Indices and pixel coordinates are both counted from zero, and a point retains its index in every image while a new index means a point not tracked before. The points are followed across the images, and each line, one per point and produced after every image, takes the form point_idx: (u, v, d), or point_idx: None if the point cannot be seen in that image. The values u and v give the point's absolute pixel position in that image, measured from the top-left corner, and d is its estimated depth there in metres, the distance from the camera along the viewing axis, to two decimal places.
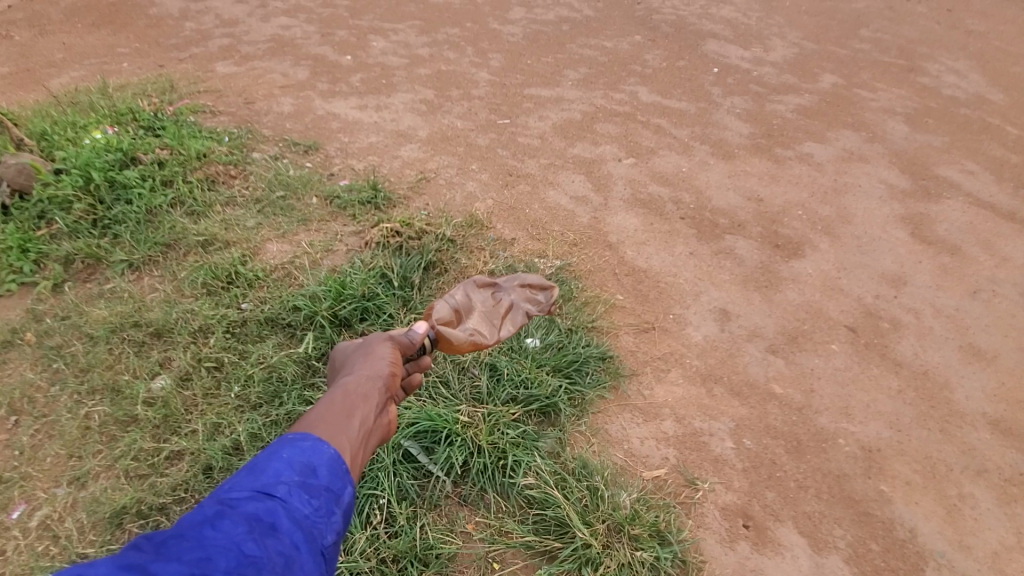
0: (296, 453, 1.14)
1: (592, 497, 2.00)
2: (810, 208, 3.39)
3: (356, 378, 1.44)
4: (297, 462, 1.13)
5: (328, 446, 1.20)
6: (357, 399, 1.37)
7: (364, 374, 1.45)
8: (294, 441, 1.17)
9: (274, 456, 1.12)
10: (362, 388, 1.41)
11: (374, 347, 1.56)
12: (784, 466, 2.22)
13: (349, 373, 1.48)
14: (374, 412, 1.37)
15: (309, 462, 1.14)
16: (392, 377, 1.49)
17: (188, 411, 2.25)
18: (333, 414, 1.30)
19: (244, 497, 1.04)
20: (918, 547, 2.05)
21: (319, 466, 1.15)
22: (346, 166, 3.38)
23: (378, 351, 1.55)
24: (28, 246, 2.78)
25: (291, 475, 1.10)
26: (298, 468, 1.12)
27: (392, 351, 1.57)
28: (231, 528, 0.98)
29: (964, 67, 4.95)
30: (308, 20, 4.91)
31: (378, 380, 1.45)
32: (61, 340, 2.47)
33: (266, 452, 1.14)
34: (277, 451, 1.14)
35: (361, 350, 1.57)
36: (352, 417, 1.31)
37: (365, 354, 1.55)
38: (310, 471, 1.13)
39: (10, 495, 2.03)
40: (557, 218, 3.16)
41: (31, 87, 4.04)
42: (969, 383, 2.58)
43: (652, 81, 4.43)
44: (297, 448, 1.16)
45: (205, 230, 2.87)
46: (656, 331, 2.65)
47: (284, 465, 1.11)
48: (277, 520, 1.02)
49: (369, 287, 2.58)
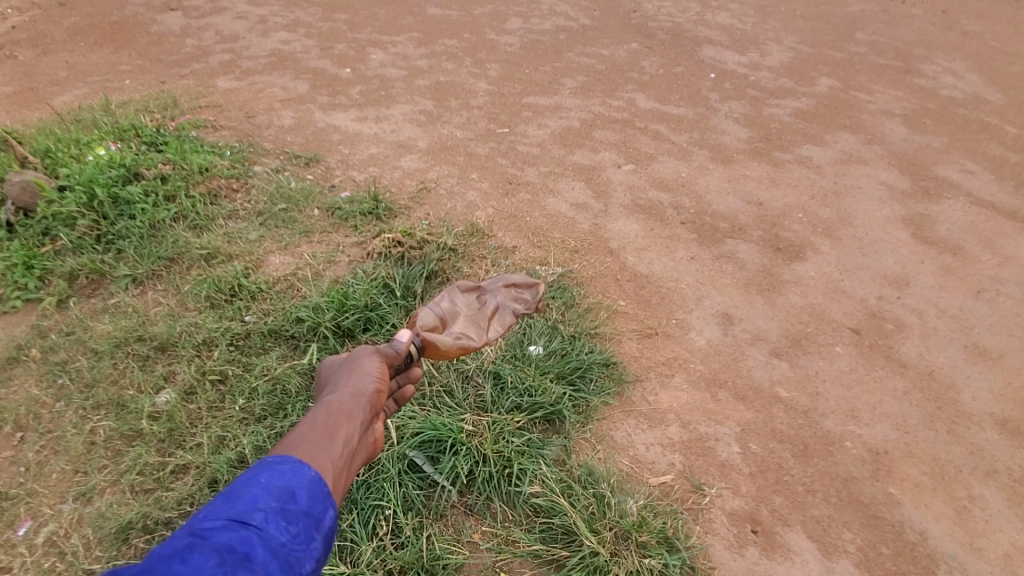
0: (275, 477, 1.15)
1: (599, 505, 1.99)
2: (811, 210, 3.39)
3: (340, 396, 1.45)
4: (275, 487, 1.14)
5: (309, 469, 1.21)
6: (340, 419, 1.38)
7: (349, 393, 1.46)
8: (274, 465, 1.19)
9: (251, 481, 1.13)
10: (346, 406, 1.42)
11: (360, 361, 1.56)
12: (791, 470, 2.21)
13: (334, 390, 1.49)
14: (358, 431, 1.38)
15: (287, 486, 1.15)
16: (378, 394, 1.50)
17: (193, 425, 2.25)
18: (316, 434, 1.31)
19: (218, 526, 1.05)
20: (928, 549, 2.04)
21: (298, 490, 1.16)
22: (347, 178, 3.40)
23: (364, 366, 1.55)
24: (33, 263, 2.80)
25: (268, 500, 1.11)
26: (276, 493, 1.13)
27: (379, 366, 1.56)
28: (200, 561, 0.97)
29: (961, 68, 4.96)
30: (307, 34, 4.95)
31: (363, 398, 1.46)
32: (65, 356, 2.48)
33: (244, 478, 1.15)
34: (256, 475, 1.15)
35: (347, 365, 1.58)
36: (334, 437, 1.32)
37: (351, 369, 1.55)
38: (288, 496, 1.14)
39: (16, 512, 2.04)
40: (558, 225, 3.16)
41: (35, 105, 4.07)
42: (975, 383, 2.57)
43: (650, 88, 4.45)
44: (277, 472, 1.17)
45: (208, 244, 2.88)
46: (659, 336, 2.65)
47: (261, 492, 1.11)
48: (252, 549, 1.03)
49: (371, 297, 2.58)
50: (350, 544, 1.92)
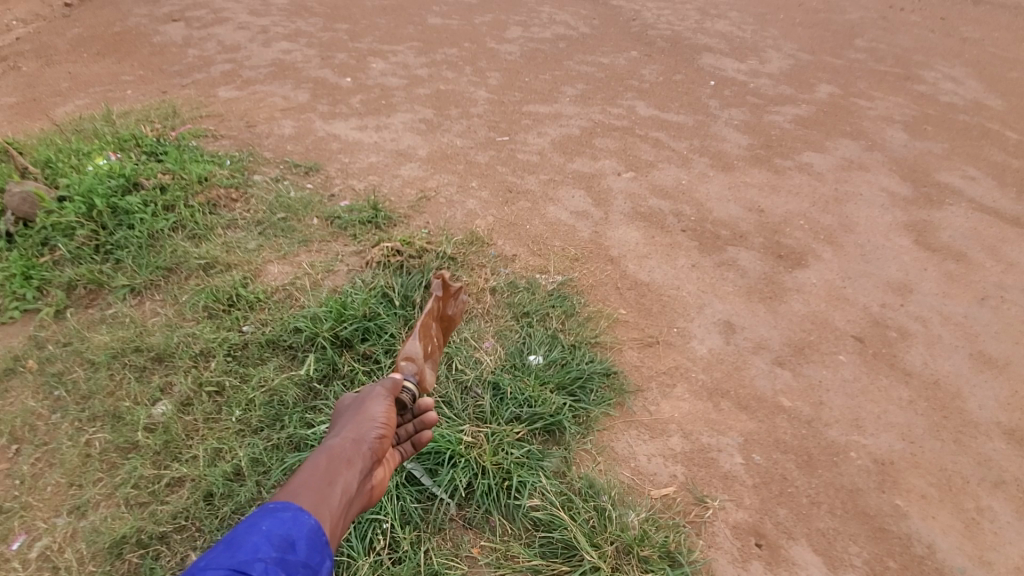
0: (275, 525, 1.16)
1: (599, 519, 1.96)
2: (812, 217, 3.37)
3: (342, 439, 1.44)
4: (276, 535, 1.14)
5: (308, 518, 1.22)
6: (339, 465, 1.37)
7: (351, 437, 1.45)
8: (275, 512, 1.19)
9: (253, 528, 1.13)
10: (347, 452, 1.41)
11: (367, 401, 1.55)
12: (796, 481, 2.18)
13: (339, 432, 1.48)
14: (357, 480, 1.37)
15: (287, 535, 1.16)
16: (381, 439, 1.48)
17: (189, 437, 2.23)
18: (314, 481, 1.31)
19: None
20: (936, 563, 2.00)
21: (297, 539, 1.16)
22: (347, 187, 3.38)
23: (371, 408, 1.53)
24: (31, 273, 2.79)
25: (269, 550, 1.11)
26: (276, 542, 1.13)
27: (386, 408, 1.54)
28: None
29: (961, 74, 4.95)
30: (308, 44, 4.96)
31: (365, 443, 1.45)
32: (62, 367, 2.46)
33: (245, 524, 1.15)
34: (257, 523, 1.16)
35: (355, 404, 1.56)
36: (333, 484, 1.32)
37: (357, 409, 1.54)
38: (288, 546, 1.14)
39: (10, 526, 2.01)
40: (558, 232, 3.15)
41: (38, 115, 4.08)
42: (981, 392, 2.54)
43: (650, 96, 4.44)
44: (277, 520, 1.18)
45: (206, 254, 2.86)
46: (659, 345, 2.63)
47: (262, 540, 1.12)
48: None
49: (370, 306, 2.56)
50: (347, 558, 1.89)
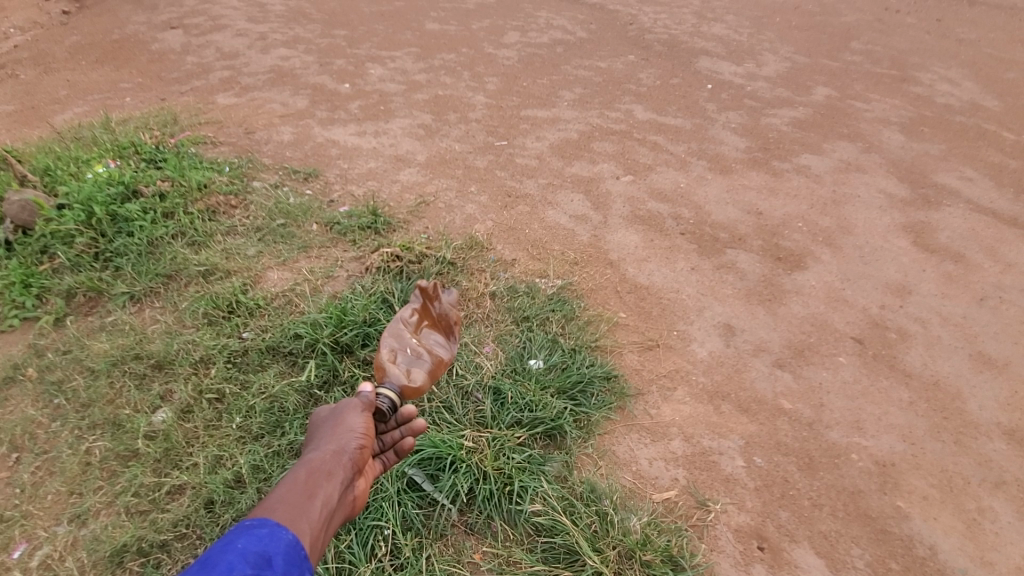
0: (252, 542, 1.13)
1: (601, 523, 1.96)
2: (810, 219, 3.38)
3: (322, 453, 1.44)
4: (251, 552, 1.11)
5: (286, 532, 1.20)
6: (320, 477, 1.37)
7: (331, 449, 1.45)
8: (251, 529, 1.16)
9: (228, 547, 1.10)
10: (327, 465, 1.41)
11: (344, 415, 1.55)
12: (797, 484, 2.18)
13: (317, 447, 1.48)
14: (337, 492, 1.37)
15: (264, 552, 1.12)
16: (361, 450, 1.49)
17: (190, 444, 2.22)
18: (295, 495, 1.30)
19: None
20: (939, 564, 2.00)
21: (274, 555, 1.14)
22: (346, 193, 3.39)
23: (350, 420, 1.54)
24: (30, 281, 2.79)
25: (244, 567, 1.08)
26: (252, 559, 1.10)
27: (364, 421, 1.55)
28: None
29: (957, 75, 4.96)
30: (307, 50, 4.96)
31: (344, 455, 1.45)
32: (62, 375, 2.46)
33: (220, 543, 1.12)
34: (232, 541, 1.12)
35: (333, 418, 1.56)
36: (314, 497, 1.31)
37: (336, 423, 1.54)
38: (264, 562, 1.11)
39: (10, 535, 2.01)
40: (558, 236, 3.15)
41: (36, 123, 4.08)
42: (982, 393, 2.54)
43: (647, 99, 4.45)
44: (253, 537, 1.14)
45: (206, 261, 2.86)
46: (660, 348, 2.63)
47: (237, 558, 1.08)
48: None
49: (370, 312, 2.56)
50: (349, 565, 1.88)
